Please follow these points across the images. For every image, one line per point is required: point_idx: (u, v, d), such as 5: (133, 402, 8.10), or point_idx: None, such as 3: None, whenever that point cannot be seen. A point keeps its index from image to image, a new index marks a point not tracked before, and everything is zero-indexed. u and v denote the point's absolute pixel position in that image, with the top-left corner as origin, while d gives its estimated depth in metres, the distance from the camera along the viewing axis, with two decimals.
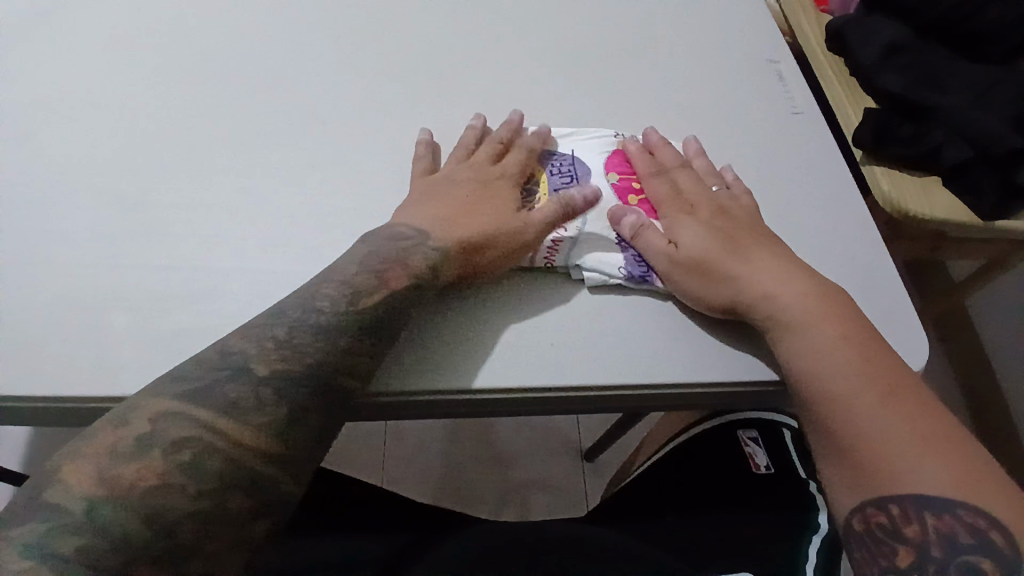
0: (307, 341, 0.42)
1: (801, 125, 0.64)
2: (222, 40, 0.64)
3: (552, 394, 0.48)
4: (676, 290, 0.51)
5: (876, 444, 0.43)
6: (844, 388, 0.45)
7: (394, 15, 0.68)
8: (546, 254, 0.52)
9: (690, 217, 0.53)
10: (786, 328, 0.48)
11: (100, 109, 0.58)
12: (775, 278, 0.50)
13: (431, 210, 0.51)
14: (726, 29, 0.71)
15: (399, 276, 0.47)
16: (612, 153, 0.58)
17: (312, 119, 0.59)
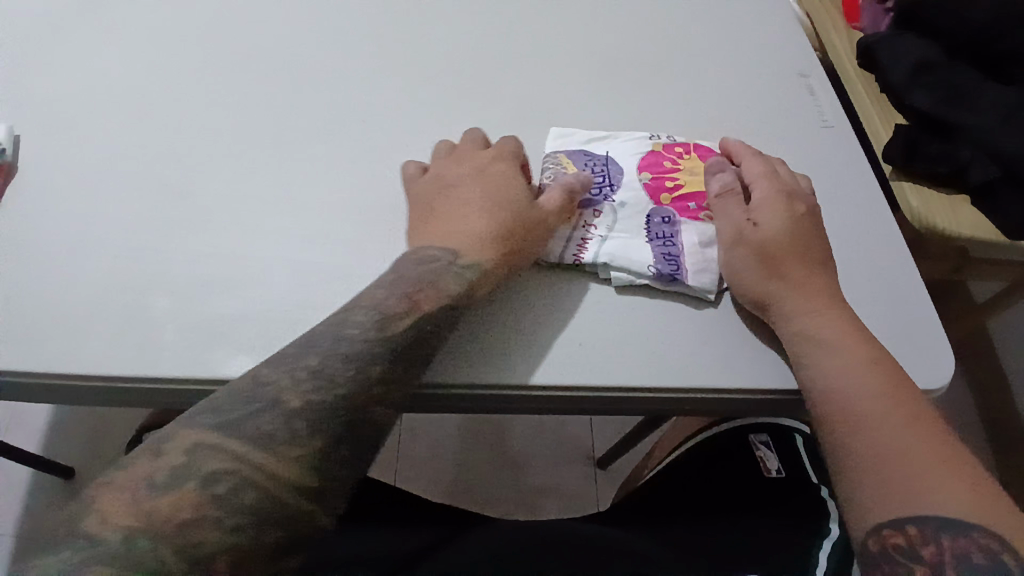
0: (338, 371, 0.43)
1: (831, 139, 0.64)
2: (266, 36, 0.65)
3: (575, 393, 0.49)
4: (724, 258, 0.53)
5: (895, 466, 0.44)
6: (865, 409, 0.46)
7: (434, 18, 0.69)
8: (576, 251, 0.53)
9: (785, 201, 0.54)
10: (814, 343, 0.49)
11: (147, 99, 0.60)
12: (830, 290, 0.51)
13: (454, 231, 0.51)
14: (759, 42, 0.71)
15: (430, 299, 0.47)
16: (648, 154, 0.59)
17: (351, 116, 0.60)
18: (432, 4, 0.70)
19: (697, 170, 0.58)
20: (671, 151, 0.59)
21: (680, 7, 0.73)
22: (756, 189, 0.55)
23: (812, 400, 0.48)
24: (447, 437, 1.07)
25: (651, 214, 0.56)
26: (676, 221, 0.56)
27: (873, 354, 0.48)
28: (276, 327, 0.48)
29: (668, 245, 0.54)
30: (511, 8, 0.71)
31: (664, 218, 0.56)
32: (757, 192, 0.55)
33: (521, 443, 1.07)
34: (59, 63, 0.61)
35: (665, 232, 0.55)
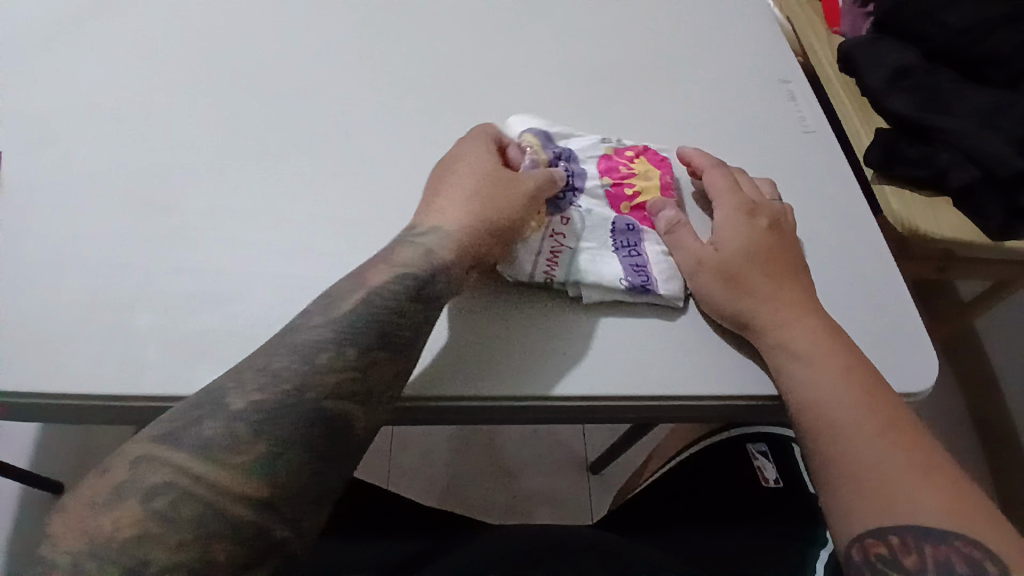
0: (284, 367, 0.42)
1: (811, 145, 0.64)
2: (248, 50, 0.65)
3: (558, 403, 0.49)
4: (691, 287, 0.53)
5: (872, 476, 0.44)
6: (841, 420, 0.47)
7: (416, 29, 0.69)
8: (546, 267, 0.52)
9: (746, 218, 0.54)
10: (789, 355, 0.49)
11: (129, 114, 0.59)
12: (797, 303, 0.51)
13: (436, 211, 0.51)
14: (738, 49, 0.71)
15: (381, 278, 0.47)
16: (603, 158, 0.58)
17: (334, 129, 0.60)
18: (414, 15, 0.70)
19: (651, 175, 0.58)
20: (625, 155, 0.59)
21: (659, 16, 0.73)
22: (718, 207, 0.56)
23: (793, 411, 0.48)
24: (438, 447, 1.06)
25: (616, 222, 0.56)
26: (638, 231, 0.56)
27: (851, 363, 0.49)
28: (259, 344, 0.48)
29: (634, 255, 0.54)
30: (493, 18, 0.71)
31: (627, 228, 0.55)
32: (718, 211, 0.56)
33: (513, 451, 1.07)
34: (38, 80, 0.61)
35: (630, 240, 0.55)
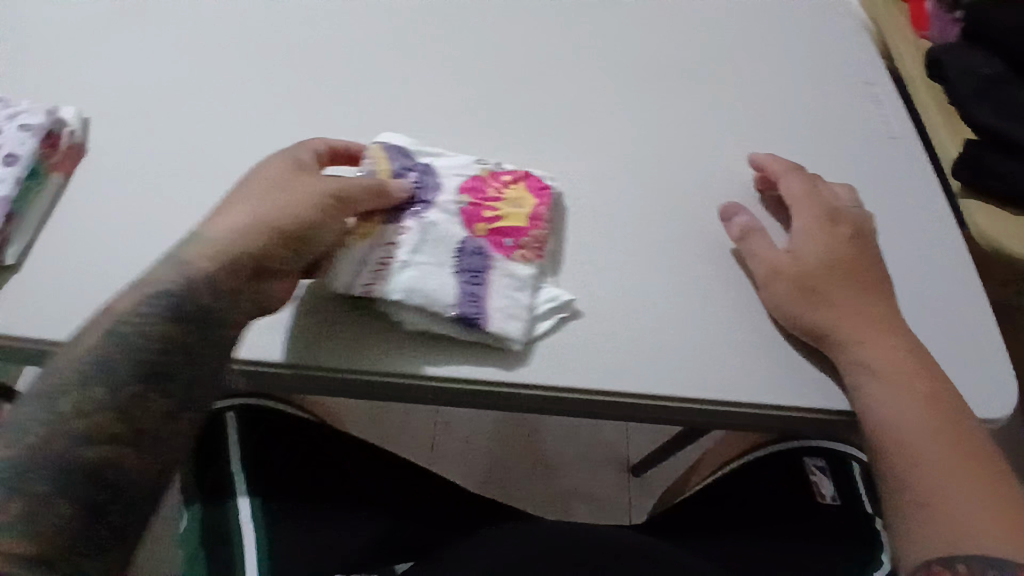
0: (35, 412, 0.37)
1: (895, 152, 0.61)
2: (323, 41, 0.67)
3: (616, 399, 0.49)
4: (766, 296, 0.52)
5: (939, 502, 0.43)
6: (913, 441, 0.45)
7: (487, 24, 0.70)
8: (369, 282, 0.49)
9: (826, 225, 0.53)
10: (866, 370, 0.47)
11: (213, 99, 0.62)
12: (874, 317, 0.49)
13: (224, 219, 0.46)
14: (821, 49, 0.69)
15: (131, 301, 0.42)
16: (473, 178, 0.55)
17: (401, 123, 0.62)
18: (485, 11, 0.71)
19: (524, 203, 0.55)
20: (492, 177, 0.56)
21: (739, 14, 0.71)
22: (796, 213, 0.54)
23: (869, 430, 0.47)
24: (479, 435, 1.08)
25: (464, 243, 0.52)
26: (488, 256, 0.51)
27: (929, 383, 0.47)
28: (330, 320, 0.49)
29: (474, 283, 0.50)
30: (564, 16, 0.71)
31: (477, 250, 0.51)
32: (797, 218, 0.54)
33: (553, 447, 1.06)
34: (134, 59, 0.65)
35: (476, 264, 0.51)
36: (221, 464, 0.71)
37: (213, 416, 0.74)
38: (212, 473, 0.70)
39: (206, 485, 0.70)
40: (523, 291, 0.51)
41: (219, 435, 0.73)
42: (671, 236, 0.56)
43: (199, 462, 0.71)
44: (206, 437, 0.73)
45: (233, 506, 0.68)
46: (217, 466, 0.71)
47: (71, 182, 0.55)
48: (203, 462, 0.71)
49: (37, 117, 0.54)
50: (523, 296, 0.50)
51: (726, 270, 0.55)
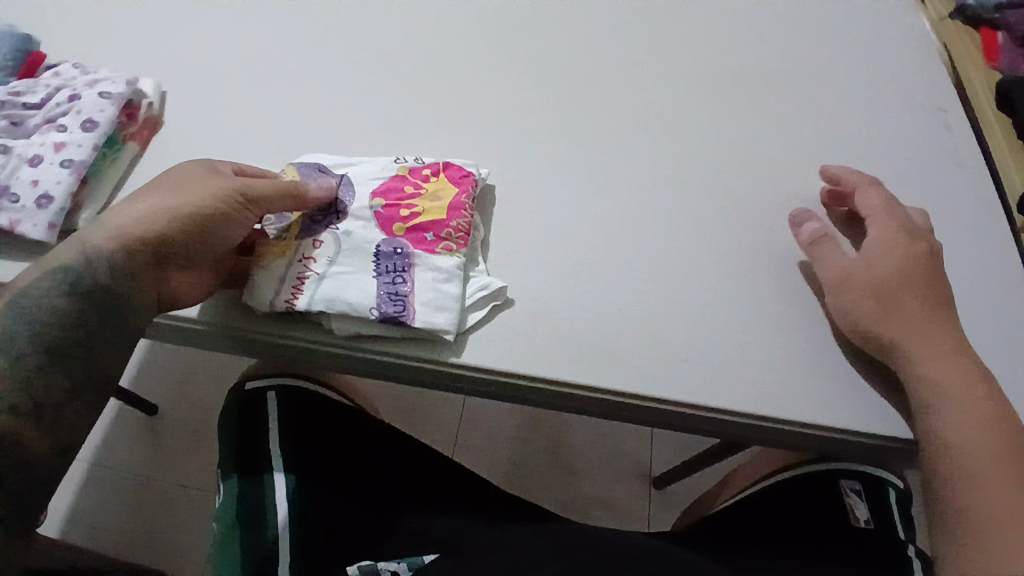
0: None
1: (965, 181, 0.61)
2: (403, 36, 0.69)
3: (663, 406, 0.51)
4: (835, 305, 0.52)
5: (992, 522, 0.44)
6: (969, 461, 0.46)
7: (562, 28, 0.71)
8: (290, 296, 0.52)
9: (903, 238, 0.53)
10: (930, 385, 0.48)
11: (294, 87, 0.64)
12: (945, 335, 0.49)
13: (127, 210, 0.50)
14: (893, 68, 0.68)
15: (43, 281, 0.47)
16: (389, 180, 0.57)
17: (474, 123, 0.63)
18: (561, 15, 0.72)
19: (445, 193, 0.56)
20: (411, 176, 0.57)
21: (814, 28, 0.71)
22: (873, 225, 0.54)
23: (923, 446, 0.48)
24: (503, 430, 1.08)
25: (380, 247, 0.53)
26: (406, 254, 0.53)
27: (992, 408, 0.47)
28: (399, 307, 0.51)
29: (396, 283, 0.52)
30: (639, 22, 0.71)
31: (395, 253, 0.53)
32: (873, 229, 0.54)
33: (575, 449, 1.07)
34: (215, 40, 0.67)
35: (396, 265, 0.53)
36: (262, 441, 0.71)
37: (254, 395, 0.73)
38: (253, 450, 0.71)
39: (246, 462, 0.70)
40: (451, 283, 0.52)
41: (259, 414, 0.72)
42: (730, 249, 0.57)
43: (241, 438, 0.72)
44: (248, 414, 0.73)
45: (270, 484, 0.69)
46: (258, 443, 0.71)
47: (146, 153, 0.58)
48: (244, 439, 0.72)
49: (118, 87, 0.55)
50: (455, 288, 0.52)
51: (782, 288, 0.55)
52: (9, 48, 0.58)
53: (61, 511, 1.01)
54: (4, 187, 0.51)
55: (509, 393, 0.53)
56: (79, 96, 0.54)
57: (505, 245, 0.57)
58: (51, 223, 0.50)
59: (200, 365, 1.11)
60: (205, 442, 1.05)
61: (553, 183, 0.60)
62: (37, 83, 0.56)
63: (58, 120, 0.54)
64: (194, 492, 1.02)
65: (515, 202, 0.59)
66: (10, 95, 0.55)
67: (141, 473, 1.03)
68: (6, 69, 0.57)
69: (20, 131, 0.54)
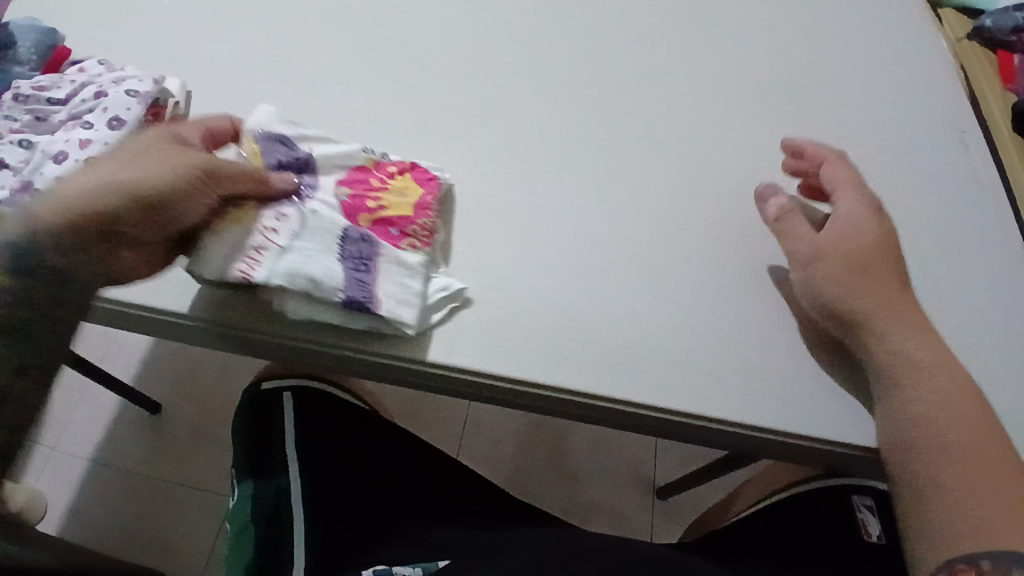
0: None
1: (982, 202, 0.61)
2: (429, 39, 0.68)
3: (656, 414, 0.51)
4: (809, 281, 0.51)
5: (960, 491, 0.44)
6: (940, 432, 0.46)
7: (588, 32, 0.70)
8: (245, 268, 0.48)
9: (874, 214, 0.53)
10: (904, 361, 0.48)
11: (319, 89, 0.64)
12: (911, 313, 0.50)
13: (79, 180, 0.45)
14: (914, 87, 0.68)
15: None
16: (356, 169, 0.56)
17: (500, 127, 0.63)
18: (587, 21, 0.71)
19: (412, 192, 0.55)
20: (377, 169, 0.56)
21: (837, 43, 0.71)
22: (842, 198, 0.54)
23: (904, 424, 0.47)
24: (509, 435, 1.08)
25: (347, 231, 0.51)
26: (372, 242, 0.51)
27: (964, 385, 0.48)
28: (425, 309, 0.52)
29: (361, 269, 0.50)
30: (665, 30, 0.71)
31: (361, 240, 0.51)
32: (843, 203, 0.54)
33: (581, 458, 1.07)
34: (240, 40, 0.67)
35: (361, 251, 0.51)
36: (277, 444, 0.72)
37: (268, 396, 0.74)
38: (269, 453, 0.72)
39: (262, 464, 0.71)
40: (415, 276, 0.52)
41: (275, 416, 0.73)
42: (750, 262, 0.57)
43: (258, 440, 0.72)
44: (264, 416, 0.73)
45: (285, 486, 0.70)
46: (274, 446, 0.72)
47: None
48: (261, 441, 0.72)
49: (144, 85, 0.54)
50: (420, 283, 0.52)
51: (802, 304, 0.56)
52: (34, 41, 0.58)
53: (59, 508, 1.00)
54: (28, 183, 0.50)
55: (531, 402, 0.53)
56: (105, 93, 0.54)
57: (528, 248, 0.57)
58: None
59: (204, 363, 1.10)
60: (208, 442, 1.05)
61: (577, 187, 0.60)
62: (62, 79, 0.56)
63: (83, 118, 0.53)
64: (196, 491, 1.02)
65: (539, 205, 0.59)
66: (34, 90, 0.55)
67: (142, 470, 1.03)
68: (32, 63, 0.57)
69: (44, 126, 0.54)
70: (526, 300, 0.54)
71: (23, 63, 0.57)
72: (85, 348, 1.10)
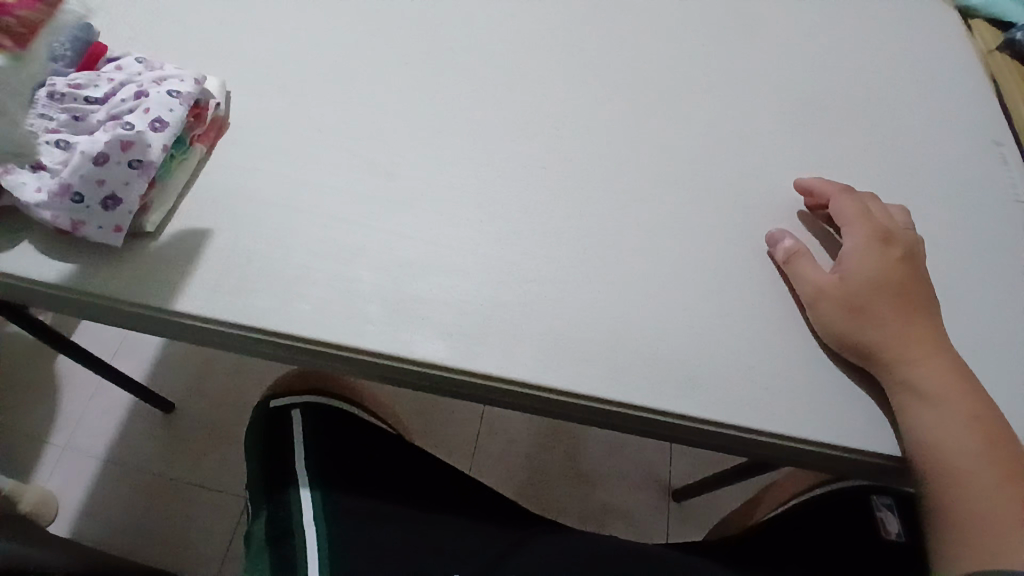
0: None
1: (1021, 216, 0.61)
2: (466, 31, 0.66)
3: (692, 424, 0.49)
4: (812, 315, 0.52)
5: (975, 521, 0.46)
6: (956, 463, 0.47)
7: (627, 29, 0.68)
8: None
9: (878, 247, 0.53)
10: (917, 395, 0.48)
11: (353, 80, 0.61)
12: (923, 345, 0.50)
13: None
14: (955, 99, 0.68)
15: None
16: None
17: (540, 123, 0.61)
18: (627, 16, 0.70)
19: None
20: None
21: (877, 49, 0.70)
22: (848, 233, 0.54)
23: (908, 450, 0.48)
24: (523, 436, 1.08)
25: None
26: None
27: (978, 409, 0.48)
28: (471, 319, 0.51)
29: None
30: (706, 29, 0.69)
31: None
32: (847, 238, 0.54)
33: (595, 461, 1.07)
34: (275, 30, 0.64)
35: None
36: (286, 457, 0.69)
37: (279, 412, 0.73)
38: (276, 464, 0.69)
39: (272, 478, 0.68)
40: (9, 85, 0.47)
41: (284, 431, 0.71)
42: None
43: (265, 456, 0.70)
44: (274, 432, 0.71)
45: (296, 500, 0.66)
46: (284, 458, 0.69)
47: (213, 154, 0.56)
48: (268, 456, 0.70)
49: (187, 85, 0.53)
50: None
51: None
52: (69, 35, 0.55)
53: (70, 508, 0.99)
54: (67, 184, 0.49)
55: (577, 413, 0.50)
56: (146, 93, 0.52)
57: (572, 249, 0.54)
58: (117, 225, 0.50)
59: (217, 363, 1.09)
60: (219, 441, 1.04)
61: (620, 187, 0.58)
62: (98, 76, 0.54)
63: (124, 117, 0.51)
64: (209, 493, 1.00)
65: (582, 203, 0.57)
66: (70, 88, 0.52)
67: (152, 469, 1.02)
68: (66, 59, 0.54)
69: (82, 127, 0.52)
70: (572, 303, 0.52)
71: (57, 58, 0.54)
72: (98, 347, 1.10)
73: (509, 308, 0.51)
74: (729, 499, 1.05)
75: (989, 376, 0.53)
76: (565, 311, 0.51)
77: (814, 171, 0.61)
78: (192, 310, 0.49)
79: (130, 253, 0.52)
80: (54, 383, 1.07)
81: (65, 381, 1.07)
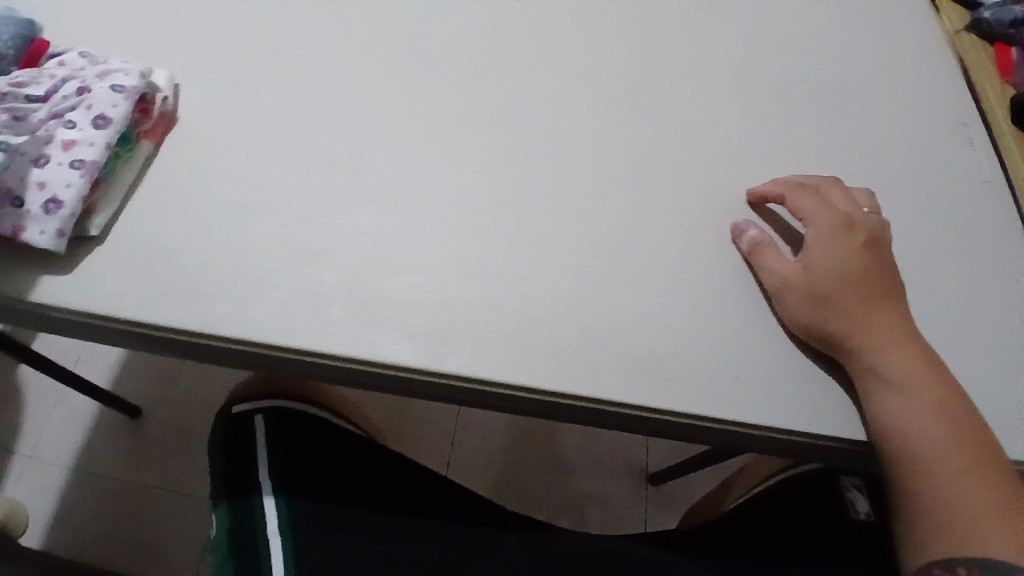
0: None
1: (988, 198, 0.61)
2: (430, 21, 0.64)
3: (654, 416, 0.48)
4: (778, 306, 0.51)
5: (945, 509, 0.45)
6: (924, 448, 0.46)
7: (596, 16, 0.67)
8: None
9: (842, 233, 0.52)
10: (882, 382, 0.48)
11: (312, 74, 0.59)
12: (888, 332, 0.49)
13: None
14: (923, 81, 0.67)
15: None
16: None
17: (507, 113, 0.59)
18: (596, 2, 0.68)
19: None
20: None
21: (847, 31, 0.70)
22: (812, 221, 0.54)
23: (878, 435, 0.47)
24: (501, 429, 1.07)
25: None
26: None
27: (945, 392, 0.47)
28: (436, 319, 0.49)
29: None
30: (674, 14, 0.68)
31: None
32: (813, 226, 0.53)
33: (572, 451, 1.06)
34: (229, 23, 0.62)
35: None
36: (251, 464, 0.67)
37: (242, 419, 0.70)
38: (238, 466, 0.67)
39: (235, 487, 0.66)
40: None
41: (248, 439, 0.68)
42: None
43: (228, 462, 0.67)
44: (236, 439, 0.69)
45: (260, 507, 0.64)
46: (247, 465, 0.67)
47: (161, 152, 0.54)
48: (231, 464, 0.67)
49: (131, 79, 0.52)
50: None
51: None
52: (9, 33, 0.53)
53: (37, 520, 0.96)
54: (7, 189, 0.48)
55: (541, 410, 0.49)
56: (88, 90, 0.51)
57: (537, 241, 0.53)
58: (60, 229, 0.47)
59: (187, 364, 1.07)
60: (189, 444, 1.02)
61: (587, 177, 0.57)
62: (40, 73, 0.52)
63: (66, 116, 0.50)
64: (179, 497, 0.98)
65: (547, 195, 0.55)
66: (11, 86, 0.50)
67: (120, 474, 0.99)
68: (6, 58, 0.53)
69: (24, 127, 0.50)
70: (536, 296, 0.51)
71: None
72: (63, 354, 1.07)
73: (475, 306, 0.50)
74: (707, 484, 1.05)
75: (956, 359, 0.52)
76: (533, 308, 0.50)
77: (781, 157, 0.60)
78: (146, 319, 0.48)
79: (78, 257, 0.49)
80: (19, 392, 1.04)
81: (29, 390, 1.04)
